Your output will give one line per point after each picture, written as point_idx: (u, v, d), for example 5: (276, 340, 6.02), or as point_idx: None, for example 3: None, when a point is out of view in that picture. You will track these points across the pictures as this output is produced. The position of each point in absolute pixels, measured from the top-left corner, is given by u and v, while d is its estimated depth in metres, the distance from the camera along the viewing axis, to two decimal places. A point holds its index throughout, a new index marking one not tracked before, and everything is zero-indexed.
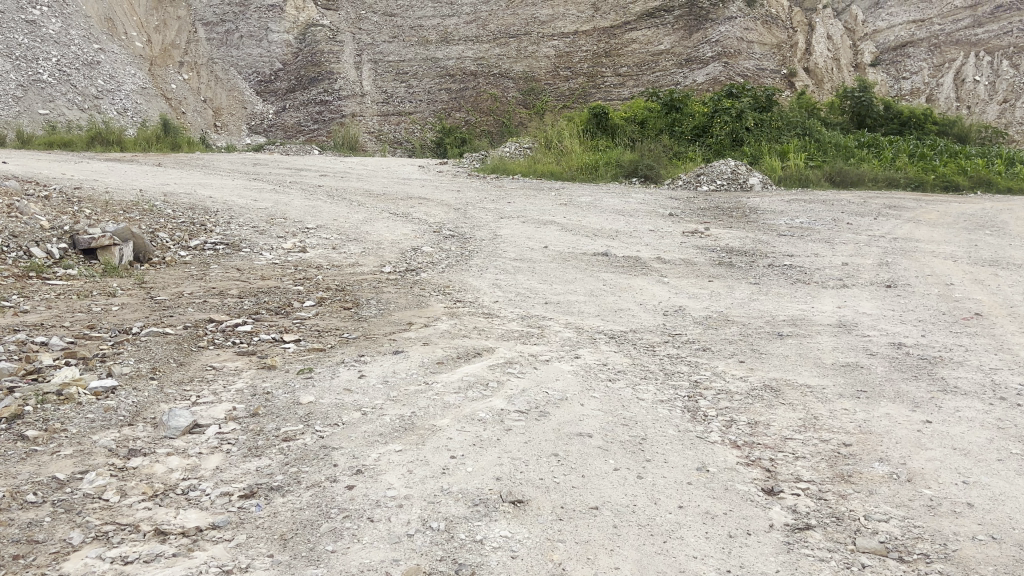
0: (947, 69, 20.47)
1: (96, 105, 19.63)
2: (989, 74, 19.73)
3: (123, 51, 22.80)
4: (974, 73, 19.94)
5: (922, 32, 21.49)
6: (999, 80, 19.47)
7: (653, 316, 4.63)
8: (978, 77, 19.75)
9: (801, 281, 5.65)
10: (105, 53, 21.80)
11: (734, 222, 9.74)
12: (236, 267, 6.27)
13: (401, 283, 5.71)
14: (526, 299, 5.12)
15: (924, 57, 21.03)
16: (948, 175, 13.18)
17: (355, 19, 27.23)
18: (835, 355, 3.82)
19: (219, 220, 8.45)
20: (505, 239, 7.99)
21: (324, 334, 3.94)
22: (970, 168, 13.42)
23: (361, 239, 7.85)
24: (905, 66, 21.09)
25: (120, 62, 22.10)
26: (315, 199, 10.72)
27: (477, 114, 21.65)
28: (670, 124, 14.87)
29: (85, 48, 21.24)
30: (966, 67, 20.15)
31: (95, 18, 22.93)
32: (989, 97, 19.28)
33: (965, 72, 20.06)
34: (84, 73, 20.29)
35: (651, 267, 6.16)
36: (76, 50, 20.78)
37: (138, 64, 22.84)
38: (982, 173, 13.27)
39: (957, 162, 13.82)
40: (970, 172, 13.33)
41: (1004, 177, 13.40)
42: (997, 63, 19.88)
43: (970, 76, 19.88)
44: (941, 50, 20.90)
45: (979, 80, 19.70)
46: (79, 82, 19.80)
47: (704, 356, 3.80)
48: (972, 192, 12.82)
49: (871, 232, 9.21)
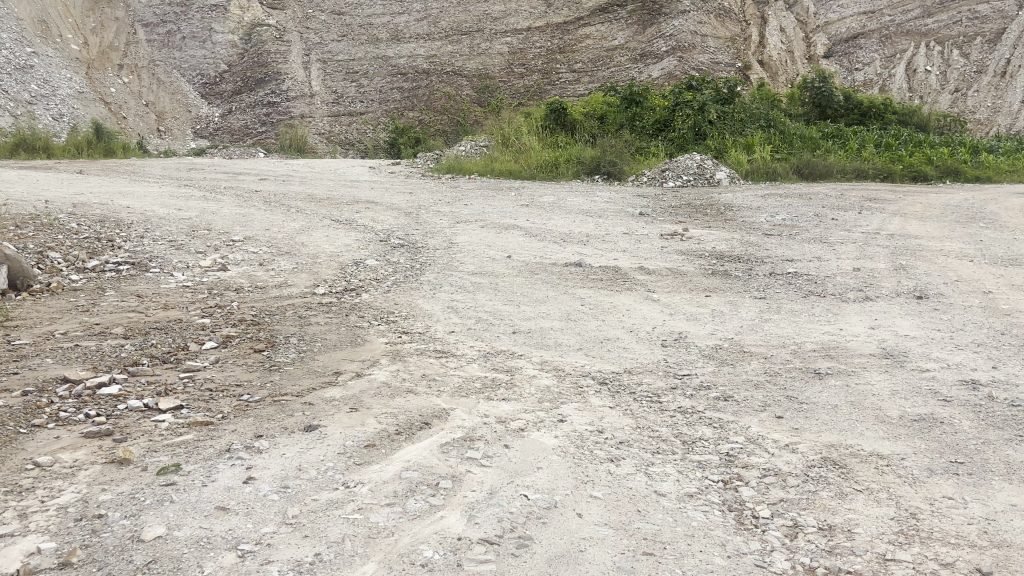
0: (900, 58, 20.04)
1: (30, 111, 18.19)
2: (940, 64, 19.40)
3: (58, 54, 21.30)
4: (925, 63, 19.57)
5: (874, 22, 20.98)
6: (949, 69, 19.19)
7: (649, 348, 3.68)
8: (930, 67, 19.39)
9: (814, 293, 4.76)
10: (38, 57, 20.32)
11: (712, 221, 8.88)
12: (136, 293, 5.22)
13: (335, 310, 4.70)
14: (490, 328, 4.15)
15: (877, 48, 20.56)
16: (916, 164, 12.50)
17: (301, 17, 26.00)
18: (899, 402, 2.88)
19: (132, 234, 7.35)
20: (462, 248, 7.00)
21: (217, 398, 2.91)
22: (938, 157, 12.75)
23: (295, 253, 6.81)
24: (858, 57, 20.60)
25: (55, 65, 20.67)
26: (249, 207, 9.61)
27: (431, 113, 20.65)
28: (630, 119, 13.98)
29: (17, 52, 19.79)
30: (917, 57, 19.77)
31: (26, 21, 21.40)
32: (941, 86, 18.97)
33: (917, 62, 19.67)
34: (17, 78, 18.86)
35: (634, 279, 5.23)
36: (7, 54, 19.33)
37: (74, 67, 21.35)
38: (951, 161, 12.61)
39: (924, 151, 13.16)
40: (938, 160, 12.66)
41: (972, 166, 12.76)
42: (948, 53, 19.56)
43: (922, 66, 19.50)
44: (893, 40, 20.46)
45: (931, 70, 19.35)
46: (11, 88, 18.34)
47: (729, 413, 2.85)
48: (942, 181, 12.13)
49: (860, 228, 8.44)
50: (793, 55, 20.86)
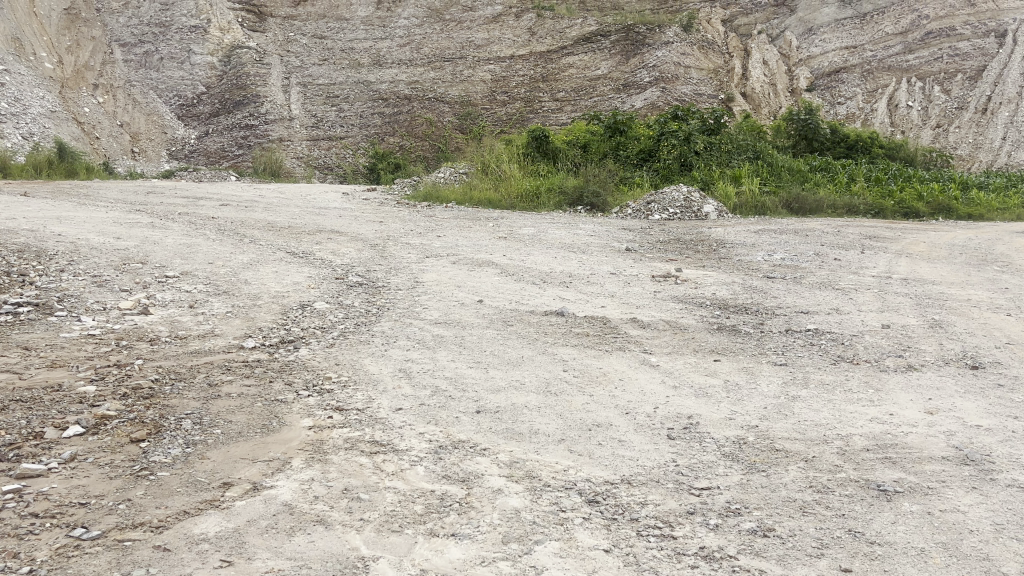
0: (881, 94, 19.42)
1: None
2: (922, 100, 18.74)
3: (32, 72, 20.36)
4: (906, 98, 18.92)
5: (856, 57, 20.46)
6: (931, 105, 18.52)
7: (652, 442, 2.82)
8: (912, 103, 18.73)
9: (844, 359, 3.94)
10: (10, 74, 19.38)
11: (706, 260, 8.12)
12: (21, 346, 4.27)
13: (262, 372, 3.79)
14: (448, 405, 3.25)
15: (858, 83, 19.94)
16: (908, 200, 11.82)
17: (282, 40, 25.17)
18: (1014, 549, 2.04)
19: (50, 267, 6.42)
20: (427, 288, 6.14)
21: (38, 533, 2.03)
22: (929, 192, 12.08)
23: (232, 293, 5.93)
24: (839, 92, 19.96)
25: (27, 83, 19.70)
26: (196, 236, 8.67)
27: (411, 139, 19.77)
28: (614, 148, 13.23)
29: None
30: (899, 92, 19.13)
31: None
32: (922, 122, 18.29)
33: (899, 97, 19.02)
34: None
35: (627, 336, 4.37)
36: None
37: (46, 86, 20.38)
38: (943, 197, 11.94)
39: (914, 186, 12.47)
40: (930, 195, 11.99)
41: (964, 203, 12.07)
42: (929, 89, 18.96)
43: (904, 101, 18.85)
44: (875, 75, 19.89)
45: (912, 106, 18.69)
46: None
47: (775, 562, 2.01)
48: (935, 219, 11.44)
49: (864, 271, 7.72)
50: (776, 88, 20.35)
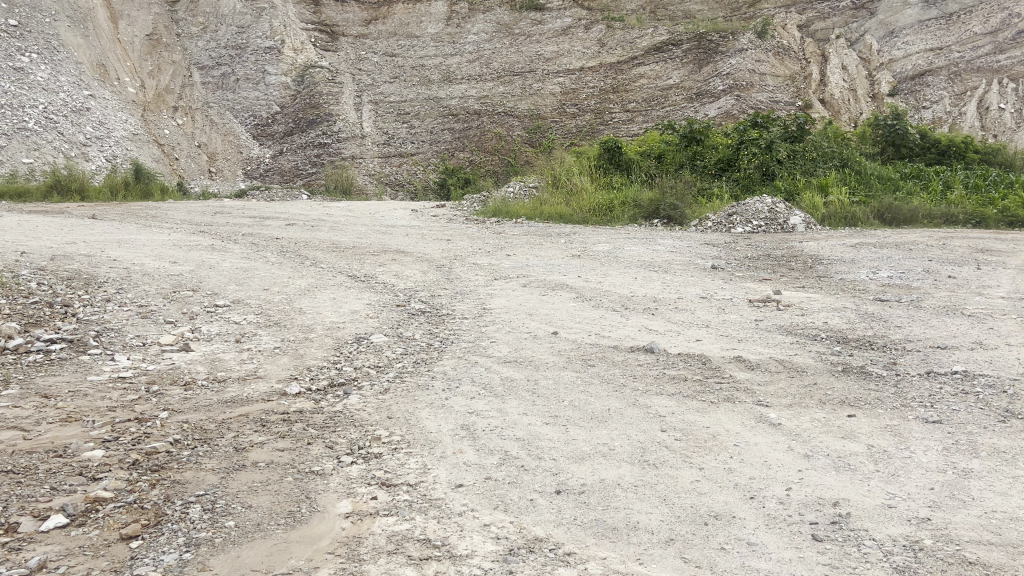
0: (970, 97, 18.08)
1: (82, 152, 17.43)
2: (1016, 101, 17.26)
3: (116, 97, 20.65)
4: (999, 100, 17.49)
5: (942, 59, 19.16)
6: None
7: (794, 545, 2.13)
8: (1005, 105, 17.27)
9: (1011, 416, 3.13)
10: (96, 99, 19.66)
11: (804, 279, 7.32)
12: (42, 392, 3.77)
13: (298, 430, 3.19)
14: (521, 480, 2.59)
15: (945, 86, 18.66)
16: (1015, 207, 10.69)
17: (354, 59, 25.02)
18: None
19: (97, 296, 6.02)
20: (496, 317, 5.50)
21: None
22: None
23: (285, 324, 5.41)
24: (925, 95, 18.69)
25: (112, 107, 19.98)
26: (255, 259, 8.24)
27: (481, 154, 19.17)
28: (692, 158, 12.42)
29: (75, 95, 19.15)
30: (989, 94, 17.72)
31: (86, 64, 20.87)
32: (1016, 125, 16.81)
33: (989, 100, 17.60)
34: (72, 119, 18.18)
35: (733, 380, 3.66)
36: (64, 96, 18.71)
37: (130, 109, 20.65)
38: None
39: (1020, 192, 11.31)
40: None
41: None
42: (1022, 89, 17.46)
43: (995, 103, 17.42)
44: (963, 77, 18.58)
45: (1005, 108, 17.23)
46: (66, 129, 17.64)
47: None
48: None
49: (992, 289, 6.82)
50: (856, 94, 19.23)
